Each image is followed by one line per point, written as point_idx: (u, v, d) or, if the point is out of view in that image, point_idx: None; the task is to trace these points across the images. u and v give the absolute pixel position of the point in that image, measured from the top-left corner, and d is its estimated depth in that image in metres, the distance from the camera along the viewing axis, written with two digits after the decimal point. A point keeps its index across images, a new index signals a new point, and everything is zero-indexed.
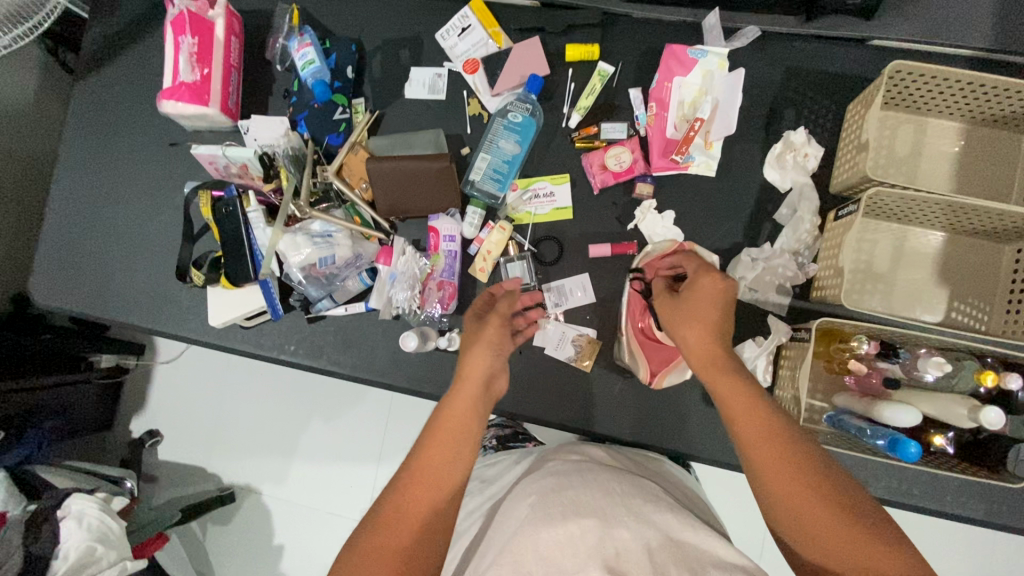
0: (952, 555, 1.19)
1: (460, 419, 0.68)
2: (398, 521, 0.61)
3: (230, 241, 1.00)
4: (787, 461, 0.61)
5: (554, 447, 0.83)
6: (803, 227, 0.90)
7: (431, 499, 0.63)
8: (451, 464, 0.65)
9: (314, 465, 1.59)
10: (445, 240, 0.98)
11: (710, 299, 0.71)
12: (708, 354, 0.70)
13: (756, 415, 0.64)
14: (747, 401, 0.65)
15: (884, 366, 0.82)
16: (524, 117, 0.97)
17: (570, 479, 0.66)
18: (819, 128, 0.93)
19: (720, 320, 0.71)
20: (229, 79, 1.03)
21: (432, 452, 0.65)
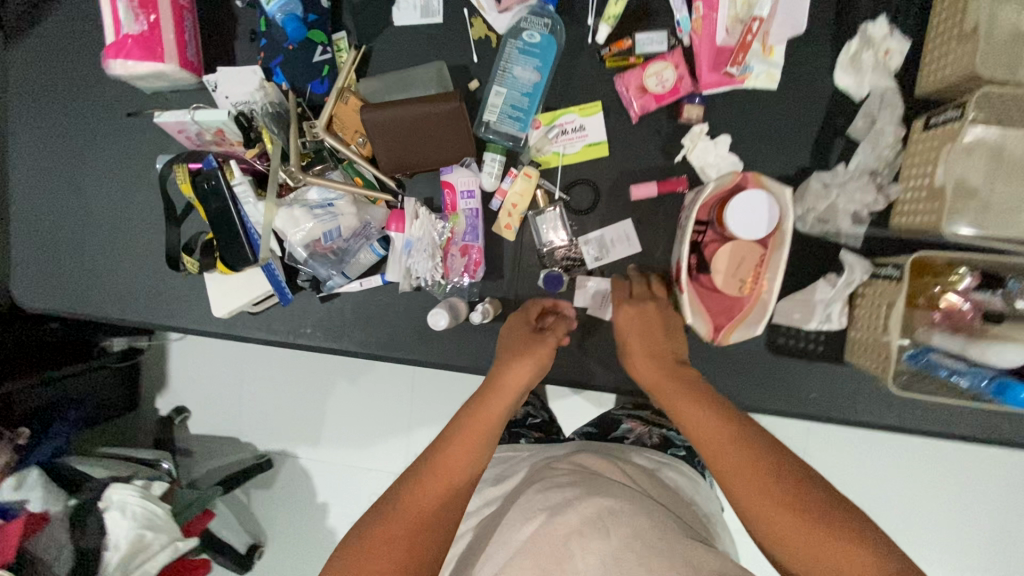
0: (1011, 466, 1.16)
1: (489, 422, 0.63)
2: (402, 520, 0.57)
3: (218, 221, 0.86)
4: (757, 476, 0.56)
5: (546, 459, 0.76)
6: (884, 141, 0.76)
7: (440, 496, 0.59)
8: (469, 460, 0.61)
9: (346, 429, 1.57)
10: (463, 198, 0.85)
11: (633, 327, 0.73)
12: (660, 383, 0.68)
13: (718, 435, 0.60)
14: (712, 419, 0.61)
15: (981, 298, 0.72)
16: (542, 35, 0.81)
17: (564, 488, 0.62)
18: (903, 14, 0.77)
19: (663, 342, 0.72)
20: (182, 24, 0.86)
21: (458, 449, 0.61)
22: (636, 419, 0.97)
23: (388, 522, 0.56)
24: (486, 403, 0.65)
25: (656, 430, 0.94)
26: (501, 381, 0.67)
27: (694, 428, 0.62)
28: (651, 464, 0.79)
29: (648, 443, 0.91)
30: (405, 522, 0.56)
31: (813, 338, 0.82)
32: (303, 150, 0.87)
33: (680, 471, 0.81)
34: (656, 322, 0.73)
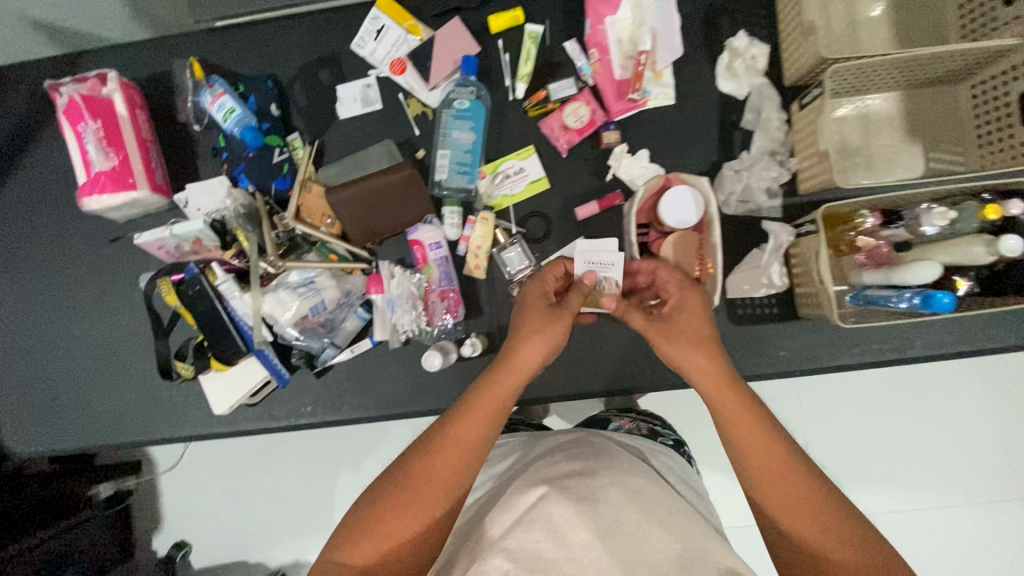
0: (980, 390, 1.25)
1: (494, 404, 0.72)
2: (415, 489, 0.67)
3: (209, 320, 0.92)
4: (778, 469, 0.67)
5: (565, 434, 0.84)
6: (772, 126, 0.90)
7: (451, 467, 0.68)
8: (478, 441, 0.70)
9: None
10: (431, 249, 0.93)
11: (693, 315, 0.77)
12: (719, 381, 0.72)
13: (753, 431, 0.69)
14: (745, 410, 0.70)
15: (888, 233, 0.83)
16: (470, 101, 0.93)
17: (570, 467, 0.67)
18: (757, 26, 0.93)
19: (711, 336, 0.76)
20: (148, 154, 0.95)
21: (469, 422, 0.70)
22: (625, 417, 1.05)
23: (401, 489, 0.67)
24: (498, 384, 0.73)
25: (645, 424, 1.02)
26: (511, 360, 0.75)
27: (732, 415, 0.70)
28: (643, 449, 0.85)
29: (639, 432, 0.98)
30: (419, 492, 0.67)
31: (766, 303, 0.91)
32: (278, 240, 0.94)
33: (669, 455, 0.89)
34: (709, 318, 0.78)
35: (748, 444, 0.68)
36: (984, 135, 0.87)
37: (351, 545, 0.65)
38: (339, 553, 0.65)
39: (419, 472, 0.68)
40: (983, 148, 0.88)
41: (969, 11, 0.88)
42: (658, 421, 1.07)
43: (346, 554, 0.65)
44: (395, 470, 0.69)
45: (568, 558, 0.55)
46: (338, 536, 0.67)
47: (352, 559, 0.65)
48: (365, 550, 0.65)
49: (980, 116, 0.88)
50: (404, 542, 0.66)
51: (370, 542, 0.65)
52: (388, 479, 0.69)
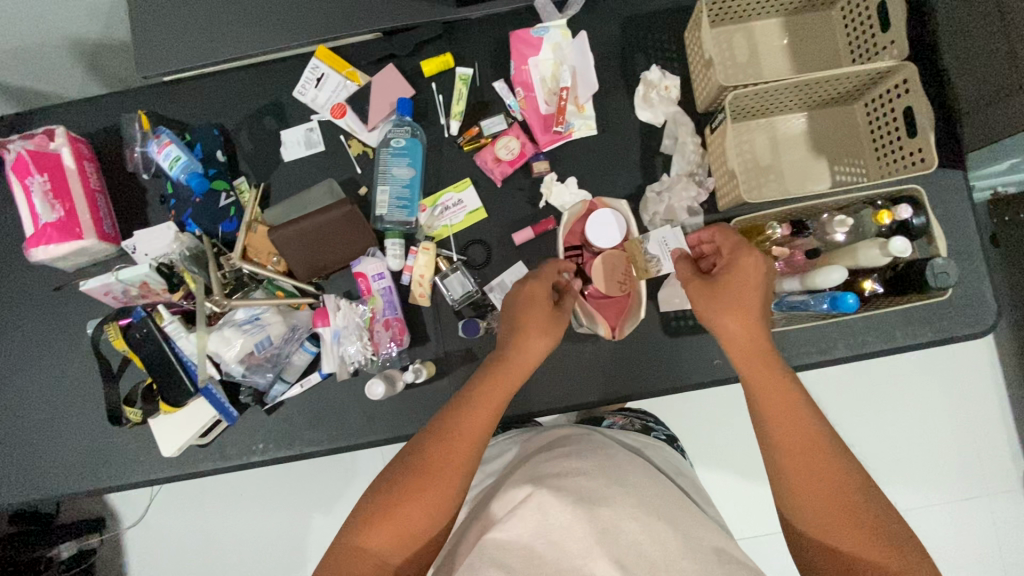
0: None
1: (501, 391, 0.75)
2: (425, 475, 0.69)
3: (157, 363, 0.93)
4: (812, 446, 0.67)
5: (561, 428, 0.88)
6: (688, 149, 0.97)
7: (461, 455, 0.70)
8: (483, 425, 0.73)
9: None
10: (375, 280, 0.97)
11: (749, 282, 0.74)
12: (753, 349, 0.73)
13: (786, 405, 0.69)
14: (781, 382, 0.71)
15: (800, 242, 0.89)
16: (406, 139, 0.98)
17: (576, 467, 0.72)
18: (669, 60, 1.01)
19: (757, 303, 0.74)
20: (96, 204, 0.98)
21: (477, 412, 0.73)
22: (620, 415, 1.04)
23: (413, 474, 0.69)
24: (501, 377, 0.76)
25: (640, 420, 1.01)
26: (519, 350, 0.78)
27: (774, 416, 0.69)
28: (639, 446, 0.89)
29: (631, 429, 0.97)
30: (430, 479, 0.69)
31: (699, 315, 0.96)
32: (225, 279, 0.97)
33: (659, 452, 0.90)
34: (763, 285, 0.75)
35: (774, 416, 0.70)
36: (881, 147, 0.95)
37: (366, 529, 0.67)
38: (355, 538, 0.67)
39: (426, 459, 0.70)
40: (881, 159, 0.95)
41: (855, 39, 0.97)
42: (652, 417, 1.05)
43: (363, 539, 0.67)
44: (406, 461, 0.70)
45: (567, 566, 0.59)
46: (355, 518, 0.69)
47: (369, 544, 0.67)
48: (382, 536, 0.67)
49: (874, 131, 0.95)
50: (416, 527, 0.68)
51: (383, 528, 0.67)
52: (397, 469, 0.70)
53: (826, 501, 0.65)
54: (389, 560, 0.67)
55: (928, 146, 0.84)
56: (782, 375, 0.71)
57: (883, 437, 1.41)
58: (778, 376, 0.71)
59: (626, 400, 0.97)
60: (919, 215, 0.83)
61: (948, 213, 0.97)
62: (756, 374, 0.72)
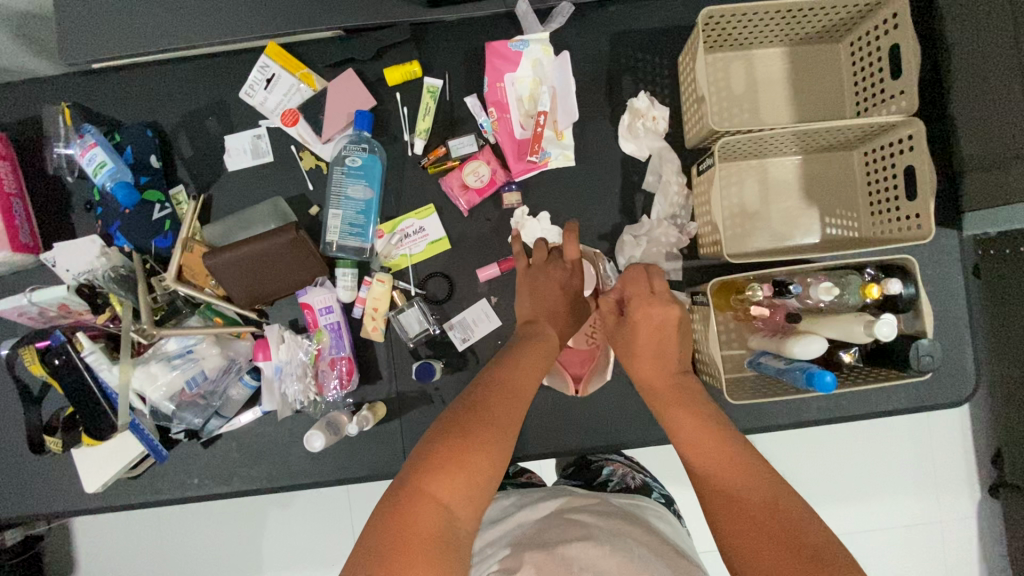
0: (906, 427, 1.24)
1: (542, 357, 0.72)
2: (492, 426, 0.58)
3: (75, 396, 0.84)
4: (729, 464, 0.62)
5: (546, 491, 0.80)
6: (671, 190, 0.90)
7: (520, 409, 0.63)
8: (531, 381, 0.68)
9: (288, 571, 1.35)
10: (322, 314, 0.89)
11: (654, 332, 0.75)
12: (660, 390, 0.74)
13: (705, 440, 0.65)
14: (694, 417, 0.68)
15: (782, 301, 0.84)
16: (363, 157, 0.88)
17: (563, 534, 0.63)
18: (658, 87, 0.92)
19: (668, 348, 0.75)
20: (11, 209, 0.87)
21: (523, 371, 0.68)
22: (618, 461, 0.95)
23: (478, 422, 0.58)
24: (542, 344, 0.73)
25: (638, 473, 0.91)
26: (547, 330, 0.76)
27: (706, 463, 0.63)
28: (625, 502, 0.79)
29: (632, 483, 0.87)
30: (498, 431, 0.58)
31: None
32: (155, 303, 0.88)
33: (663, 517, 0.79)
34: (672, 332, 0.75)
35: (693, 453, 0.65)
36: (876, 201, 0.89)
37: (430, 474, 0.53)
38: (421, 479, 0.53)
39: (486, 410, 0.60)
40: (875, 215, 0.89)
41: (861, 80, 0.89)
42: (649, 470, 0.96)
43: (430, 485, 0.53)
44: (462, 409, 0.60)
45: None
46: (413, 465, 0.55)
47: (438, 491, 0.53)
48: (454, 484, 0.53)
49: (871, 182, 0.89)
50: (488, 477, 0.56)
51: (456, 475, 0.54)
52: (449, 417, 0.59)
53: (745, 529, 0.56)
54: (456, 515, 0.53)
55: (927, 213, 0.78)
56: (691, 412, 0.69)
57: (883, 483, 1.24)
58: (690, 412, 0.69)
59: (587, 453, 0.92)
60: (908, 287, 0.78)
61: (938, 275, 0.92)
62: (671, 416, 0.70)
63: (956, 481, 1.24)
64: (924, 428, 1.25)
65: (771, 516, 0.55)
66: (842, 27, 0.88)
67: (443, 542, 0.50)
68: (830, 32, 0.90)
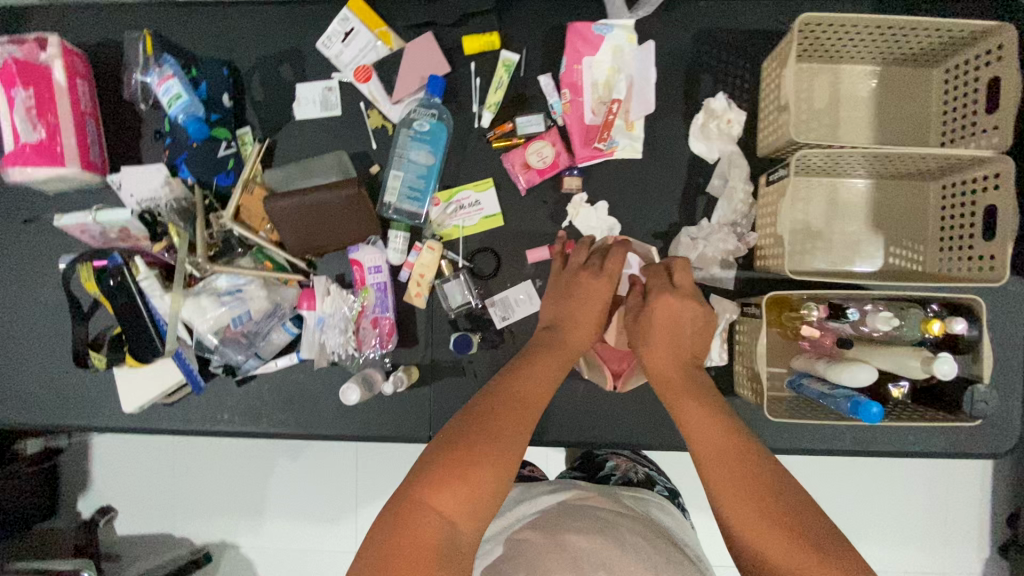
0: (933, 475, 1.21)
1: (557, 365, 0.71)
2: (499, 438, 0.59)
3: (126, 317, 0.87)
4: (736, 461, 0.60)
5: (554, 482, 0.80)
6: (737, 197, 0.88)
7: (531, 419, 0.63)
8: (545, 391, 0.67)
9: (288, 517, 1.37)
10: (371, 272, 0.90)
11: (673, 324, 0.73)
12: (669, 379, 0.71)
13: (716, 430, 0.64)
14: (717, 430, 0.64)
15: (835, 325, 0.82)
16: (431, 124, 0.88)
17: (571, 523, 0.63)
18: (737, 90, 0.90)
19: (684, 341, 0.73)
20: (84, 128, 0.90)
21: (537, 379, 0.68)
22: (620, 455, 0.91)
23: (485, 433, 0.59)
24: (561, 349, 0.73)
25: (641, 467, 0.89)
26: (570, 327, 0.75)
27: (716, 462, 0.61)
28: (633, 495, 0.78)
29: (634, 478, 0.84)
30: (503, 442, 0.59)
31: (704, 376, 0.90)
32: (211, 239, 0.89)
33: (664, 509, 0.78)
34: (689, 326, 0.73)
35: (701, 443, 0.63)
36: (946, 237, 0.86)
37: (433, 484, 0.55)
38: (422, 490, 0.55)
39: (492, 419, 0.61)
40: (943, 251, 0.86)
41: (952, 109, 0.86)
42: (654, 467, 0.93)
43: (433, 497, 0.55)
44: (468, 418, 0.61)
45: None
46: (419, 472, 0.57)
47: (441, 503, 0.54)
48: (455, 496, 0.55)
49: (943, 216, 0.86)
50: (491, 491, 0.57)
51: (456, 488, 0.55)
52: (455, 426, 0.60)
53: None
54: (458, 526, 0.54)
55: (1003, 256, 0.75)
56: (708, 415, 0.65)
57: (897, 525, 1.22)
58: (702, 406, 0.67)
59: (610, 448, 0.92)
60: (971, 328, 0.76)
61: (999, 323, 0.89)
62: (678, 405, 0.68)
63: (973, 532, 1.21)
64: (951, 478, 1.21)
65: (779, 505, 0.56)
66: (939, 53, 0.85)
67: (446, 552, 0.52)
68: (925, 56, 0.86)
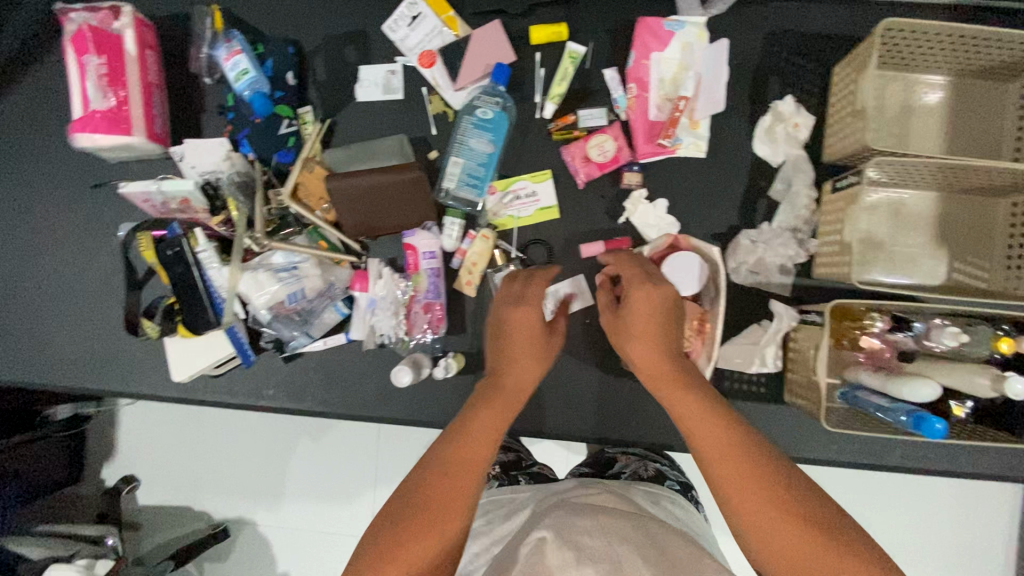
0: (971, 500, 1.18)
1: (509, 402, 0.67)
2: (429, 507, 0.57)
3: (183, 286, 0.88)
4: (740, 454, 0.57)
5: (555, 491, 0.72)
6: (800, 202, 0.86)
7: (471, 477, 0.60)
8: (491, 440, 0.63)
9: (308, 497, 1.38)
10: (425, 258, 0.90)
11: (653, 313, 0.68)
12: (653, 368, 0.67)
13: (712, 423, 0.60)
14: (714, 422, 0.60)
15: (897, 338, 0.81)
16: (495, 112, 0.88)
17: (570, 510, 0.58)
18: (806, 94, 0.88)
19: (667, 329, 0.68)
20: (151, 99, 0.90)
21: (487, 420, 0.65)
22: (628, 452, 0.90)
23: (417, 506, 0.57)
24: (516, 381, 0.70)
25: (650, 462, 0.87)
26: (528, 342, 0.71)
27: (714, 456, 0.58)
28: (644, 494, 0.75)
29: (643, 475, 0.83)
30: (433, 510, 0.57)
31: (755, 381, 0.89)
32: (269, 216, 0.91)
33: (675, 503, 0.77)
34: (671, 311, 0.68)
35: (700, 438, 0.60)
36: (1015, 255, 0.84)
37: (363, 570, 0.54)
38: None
39: (427, 486, 0.58)
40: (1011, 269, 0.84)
41: None
42: (668, 459, 0.90)
43: None
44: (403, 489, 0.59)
45: None
46: (359, 554, 0.55)
47: None
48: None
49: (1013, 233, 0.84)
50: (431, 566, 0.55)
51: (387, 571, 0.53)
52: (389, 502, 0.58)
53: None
54: None
55: None
56: (698, 404, 0.62)
57: (929, 549, 1.19)
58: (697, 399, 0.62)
59: (654, 449, 0.91)
60: None
61: None
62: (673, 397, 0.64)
63: (1013, 562, 1.17)
64: (988, 505, 1.18)
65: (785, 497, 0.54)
66: (1019, 66, 0.82)
67: None
68: (1003, 69, 0.84)
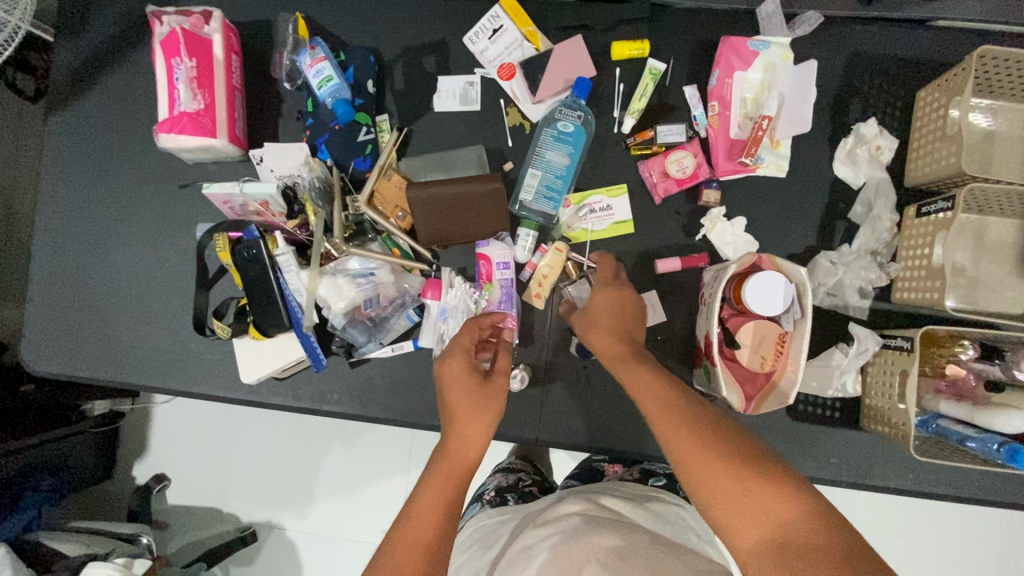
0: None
1: (477, 420, 0.71)
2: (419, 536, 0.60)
3: (259, 288, 0.88)
4: (676, 410, 0.62)
5: (549, 502, 0.76)
6: (882, 225, 0.85)
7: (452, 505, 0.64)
8: (463, 470, 0.67)
9: (339, 505, 1.36)
10: (499, 268, 0.90)
11: (609, 310, 0.76)
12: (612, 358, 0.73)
13: (655, 390, 0.65)
14: (656, 386, 0.66)
15: (982, 367, 0.80)
16: (575, 126, 0.88)
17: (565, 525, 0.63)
18: (887, 118, 0.88)
19: (624, 325, 0.75)
20: (233, 102, 0.92)
21: (465, 446, 0.69)
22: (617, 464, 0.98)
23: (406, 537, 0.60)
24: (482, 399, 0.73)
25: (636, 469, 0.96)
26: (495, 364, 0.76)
27: (657, 413, 0.63)
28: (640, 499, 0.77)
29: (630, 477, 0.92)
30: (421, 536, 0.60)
31: (829, 405, 0.88)
32: (347, 222, 0.91)
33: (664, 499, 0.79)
34: (628, 309, 0.77)
35: (647, 403, 0.65)
36: None
37: None
38: None
39: (414, 519, 0.62)
40: None
41: None
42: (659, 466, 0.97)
43: None
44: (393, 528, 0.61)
45: None
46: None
47: None
48: None
49: None
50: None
51: None
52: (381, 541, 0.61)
53: (759, 525, 0.52)
54: None
55: None
56: (654, 378, 0.67)
57: None
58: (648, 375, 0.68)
59: None
60: None
61: None
62: (626, 371, 0.70)
63: None
64: None
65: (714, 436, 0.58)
66: None
67: None
68: None
